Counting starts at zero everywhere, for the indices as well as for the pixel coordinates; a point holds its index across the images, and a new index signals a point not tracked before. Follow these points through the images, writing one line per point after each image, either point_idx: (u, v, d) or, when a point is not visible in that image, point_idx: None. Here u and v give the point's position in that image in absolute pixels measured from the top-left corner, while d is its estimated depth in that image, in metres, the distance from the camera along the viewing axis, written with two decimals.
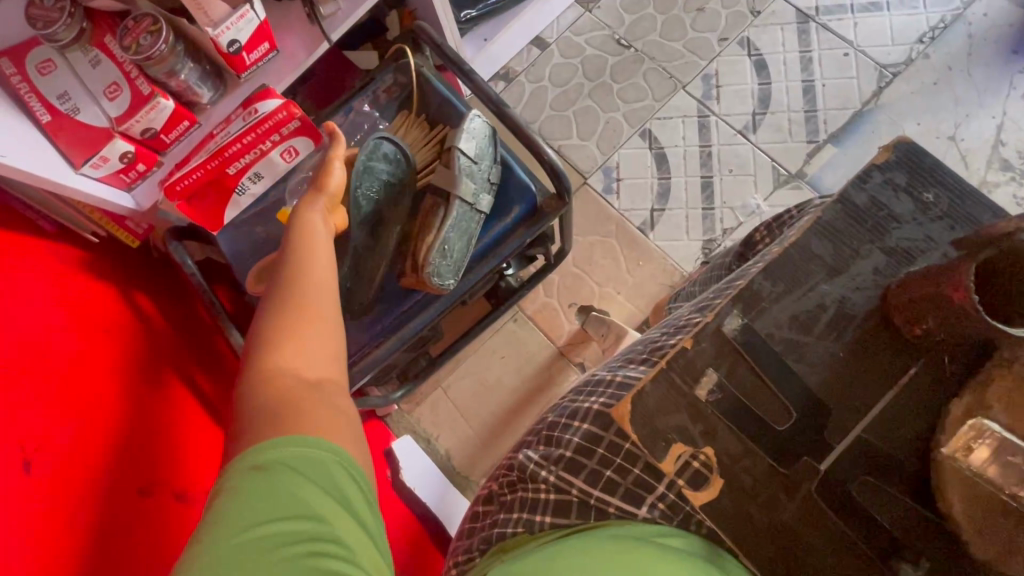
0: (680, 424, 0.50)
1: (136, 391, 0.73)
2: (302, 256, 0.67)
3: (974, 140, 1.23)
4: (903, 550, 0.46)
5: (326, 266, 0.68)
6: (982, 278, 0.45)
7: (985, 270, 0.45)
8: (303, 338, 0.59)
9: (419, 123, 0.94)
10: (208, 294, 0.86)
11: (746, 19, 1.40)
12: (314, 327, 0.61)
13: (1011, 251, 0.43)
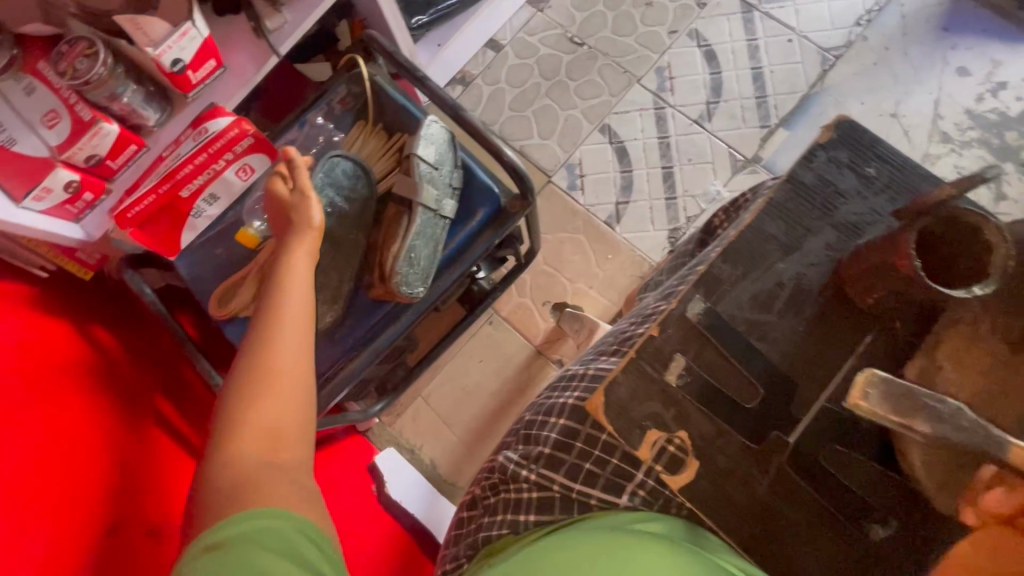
0: (653, 412, 0.50)
1: (108, 436, 0.70)
2: (273, 314, 0.65)
3: (914, 115, 1.29)
4: (873, 513, 0.48)
5: (299, 323, 0.66)
6: (924, 245, 0.48)
7: (926, 236, 0.47)
8: (271, 410, 0.58)
9: (376, 132, 0.93)
10: (167, 318, 0.83)
11: (693, 11, 1.43)
12: (283, 395, 0.59)
13: (949, 217, 0.45)
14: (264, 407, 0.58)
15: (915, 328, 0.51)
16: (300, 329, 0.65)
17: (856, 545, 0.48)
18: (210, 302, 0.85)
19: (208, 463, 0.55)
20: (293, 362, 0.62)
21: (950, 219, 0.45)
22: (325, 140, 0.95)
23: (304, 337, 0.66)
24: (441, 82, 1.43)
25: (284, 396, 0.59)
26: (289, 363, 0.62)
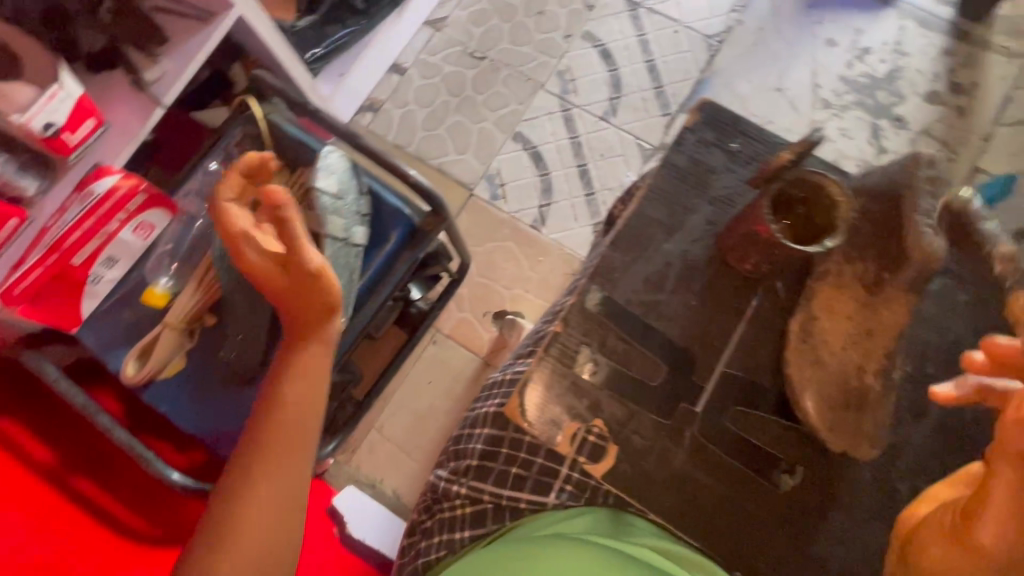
0: (566, 404, 0.52)
1: (29, 557, 0.64)
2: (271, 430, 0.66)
3: (797, 88, 1.38)
4: (780, 463, 0.51)
5: (297, 448, 0.67)
6: (783, 207, 0.52)
7: (783, 200, 0.52)
8: (252, 531, 0.62)
9: (278, 170, 0.92)
10: (90, 407, 0.76)
11: (583, 15, 1.49)
12: (268, 515, 0.63)
13: (796, 180, 0.50)
14: (244, 520, 0.62)
15: (792, 285, 0.55)
16: (297, 432, 0.67)
17: (769, 498, 0.50)
18: (123, 368, 0.81)
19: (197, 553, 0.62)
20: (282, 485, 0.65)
21: (798, 181, 0.50)
22: (223, 185, 0.93)
23: (300, 438, 0.67)
24: (349, 112, 1.43)
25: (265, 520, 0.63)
26: (280, 469, 0.65)
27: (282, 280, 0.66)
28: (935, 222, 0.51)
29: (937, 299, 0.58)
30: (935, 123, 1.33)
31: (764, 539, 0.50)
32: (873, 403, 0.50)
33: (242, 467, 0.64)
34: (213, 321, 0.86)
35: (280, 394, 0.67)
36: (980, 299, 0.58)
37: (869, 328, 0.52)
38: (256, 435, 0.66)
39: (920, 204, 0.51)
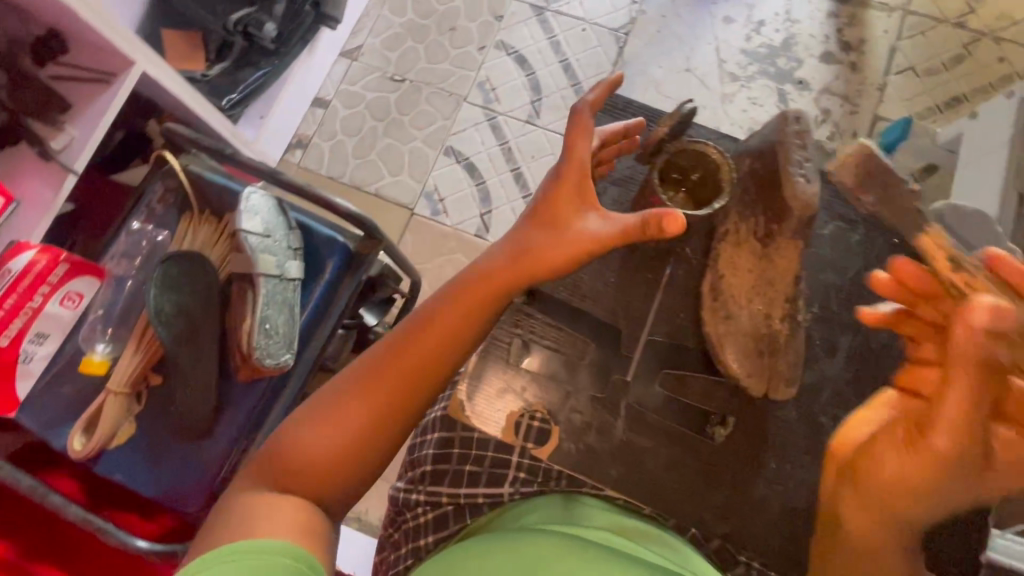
0: (504, 393, 0.55)
1: None
2: (398, 345, 0.54)
3: (704, 66, 1.45)
4: (710, 415, 0.55)
5: (419, 371, 0.53)
6: (673, 176, 0.58)
7: (672, 169, 0.57)
8: (335, 433, 0.52)
9: (205, 219, 0.90)
10: (41, 489, 0.73)
11: (493, 25, 1.54)
12: (359, 427, 0.52)
13: (679, 149, 0.56)
14: (325, 423, 0.52)
15: (701, 249, 0.58)
16: (405, 377, 0.52)
17: (704, 449, 0.54)
18: (68, 444, 0.79)
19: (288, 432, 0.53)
20: (383, 408, 0.53)
21: (681, 150, 0.56)
22: (150, 242, 0.91)
23: (433, 366, 0.53)
24: (278, 151, 1.42)
25: (354, 435, 0.52)
26: (367, 406, 0.52)
27: (586, 238, 0.52)
28: (807, 170, 0.53)
29: (834, 242, 0.63)
30: (834, 80, 1.42)
31: (701, 492, 0.54)
32: (783, 347, 0.54)
33: (359, 370, 0.54)
34: (158, 381, 0.84)
35: (428, 324, 0.53)
36: (869, 235, 0.64)
37: (769, 277, 0.55)
38: (382, 351, 0.54)
39: (790, 156, 0.53)
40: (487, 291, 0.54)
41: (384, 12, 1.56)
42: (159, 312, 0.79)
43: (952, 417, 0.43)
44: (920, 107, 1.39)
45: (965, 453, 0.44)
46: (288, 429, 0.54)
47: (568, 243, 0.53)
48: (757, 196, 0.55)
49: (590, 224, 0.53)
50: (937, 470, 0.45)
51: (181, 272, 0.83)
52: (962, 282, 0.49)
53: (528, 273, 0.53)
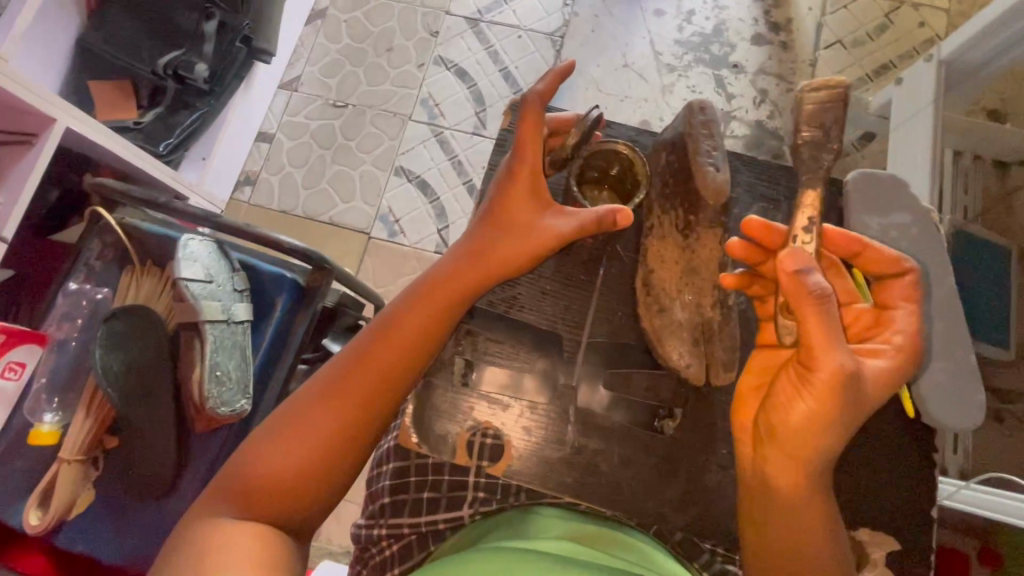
0: (453, 418, 0.57)
1: None
2: (357, 352, 0.52)
3: (641, 59, 1.47)
4: (657, 409, 0.58)
5: (376, 380, 0.51)
6: (592, 176, 0.62)
7: (590, 170, 0.62)
8: (288, 454, 0.48)
9: (147, 272, 0.88)
10: None
11: (430, 42, 1.54)
12: (315, 445, 0.48)
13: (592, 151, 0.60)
14: (295, 436, 0.48)
15: (630, 246, 0.62)
16: (379, 379, 0.51)
17: (653, 444, 0.57)
18: (24, 519, 0.77)
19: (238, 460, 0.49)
20: (341, 422, 0.49)
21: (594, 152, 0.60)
22: (91, 301, 0.88)
23: (392, 371, 0.51)
24: (225, 190, 1.40)
25: (309, 454, 0.48)
26: (338, 414, 0.49)
27: (543, 237, 0.55)
28: (717, 157, 0.56)
29: (759, 222, 0.68)
30: (767, 61, 1.45)
31: (655, 485, 0.57)
32: (719, 331, 0.56)
33: (326, 379, 0.51)
34: (114, 443, 0.82)
35: (396, 325, 0.53)
36: (793, 213, 0.68)
37: (695, 266, 0.57)
38: (348, 356, 0.52)
39: (700, 146, 0.56)
40: (449, 291, 0.54)
41: (319, 40, 1.55)
42: (107, 372, 0.77)
43: (825, 340, 0.45)
44: (851, 78, 1.43)
45: (847, 373, 0.45)
46: (249, 451, 0.49)
47: (527, 242, 0.55)
48: (677, 189, 0.58)
49: (545, 224, 0.56)
50: (834, 395, 0.45)
51: (128, 328, 0.81)
52: (801, 237, 0.52)
53: (489, 273, 0.55)
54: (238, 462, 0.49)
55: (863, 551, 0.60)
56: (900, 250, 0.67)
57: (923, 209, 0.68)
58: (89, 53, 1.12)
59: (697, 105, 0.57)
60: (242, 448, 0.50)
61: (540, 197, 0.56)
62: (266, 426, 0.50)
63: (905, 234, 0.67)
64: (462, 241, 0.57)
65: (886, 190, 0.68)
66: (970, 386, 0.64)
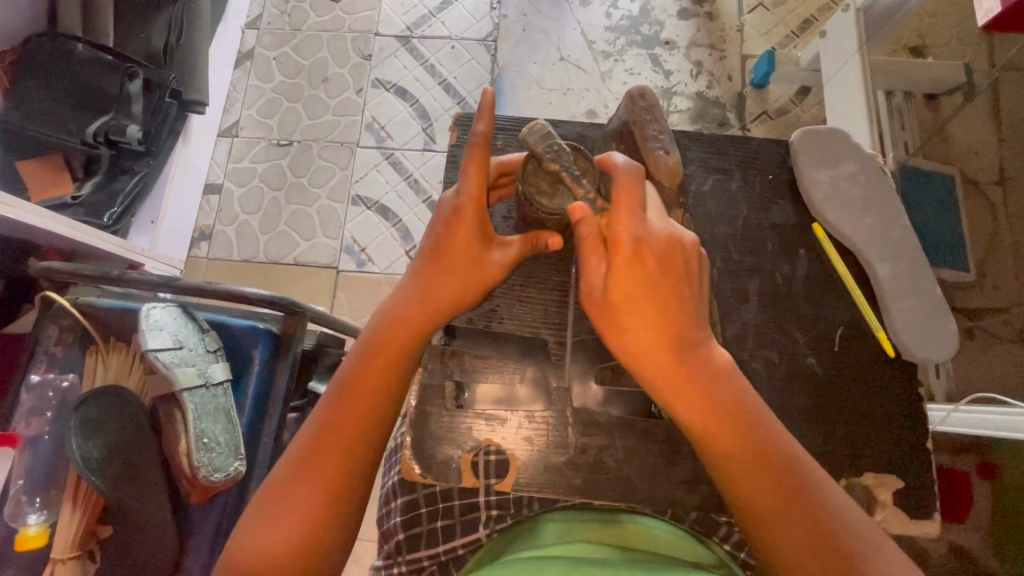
0: (454, 441, 0.56)
1: None
2: (330, 411, 0.51)
3: (576, 50, 1.48)
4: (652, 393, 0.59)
5: (349, 434, 0.50)
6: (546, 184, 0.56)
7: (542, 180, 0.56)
8: (276, 529, 0.46)
9: (114, 348, 0.85)
10: None
11: (364, 66, 1.52)
12: (303, 514, 0.47)
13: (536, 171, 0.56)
14: (287, 510, 0.47)
15: None
16: (357, 434, 0.50)
17: (656, 429, 0.58)
18: None
19: (233, 542, 0.47)
20: (324, 484, 0.48)
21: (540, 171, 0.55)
22: (59, 390, 0.84)
23: (364, 423, 0.51)
24: (180, 249, 1.36)
25: (294, 524, 0.47)
26: (326, 475, 0.49)
27: (488, 266, 0.55)
28: (665, 140, 0.57)
29: (717, 194, 0.69)
30: (697, 34, 1.48)
31: (663, 471, 0.57)
32: None
33: (303, 447, 0.50)
34: (108, 532, 0.79)
35: (362, 379, 0.52)
36: (745, 180, 0.70)
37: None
38: (322, 420, 0.51)
39: (647, 132, 0.57)
40: (410, 336, 0.53)
41: (252, 81, 1.52)
42: (87, 461, 0.74)
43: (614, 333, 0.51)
44: (778, 38, 1.48)
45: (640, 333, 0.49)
46: (238, 538, 0.47)
47: (471, 279, 0.55)
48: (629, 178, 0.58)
49: (490, 257, 0.55)
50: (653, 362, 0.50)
51: (102, 412, 0.77)
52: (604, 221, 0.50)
53: (433, 304, 0.54)
54: (239, 546, 0.47)
55: (872, 497, 0.61)
56: (855, 198, 0.68)
57: (867, 156, 0.70)
58: (12, 134, 1.06)
59: (636, 93, 0.58)
60: (235, 533, 0.48)
61: (484, 228, 0.55)
62: (254, 499, 0.49)
63: (856, 180, 0.69)
64: (419, 276, 0.55)
65: (829, 142, 0.69)
66: (939, 318, 0.66)
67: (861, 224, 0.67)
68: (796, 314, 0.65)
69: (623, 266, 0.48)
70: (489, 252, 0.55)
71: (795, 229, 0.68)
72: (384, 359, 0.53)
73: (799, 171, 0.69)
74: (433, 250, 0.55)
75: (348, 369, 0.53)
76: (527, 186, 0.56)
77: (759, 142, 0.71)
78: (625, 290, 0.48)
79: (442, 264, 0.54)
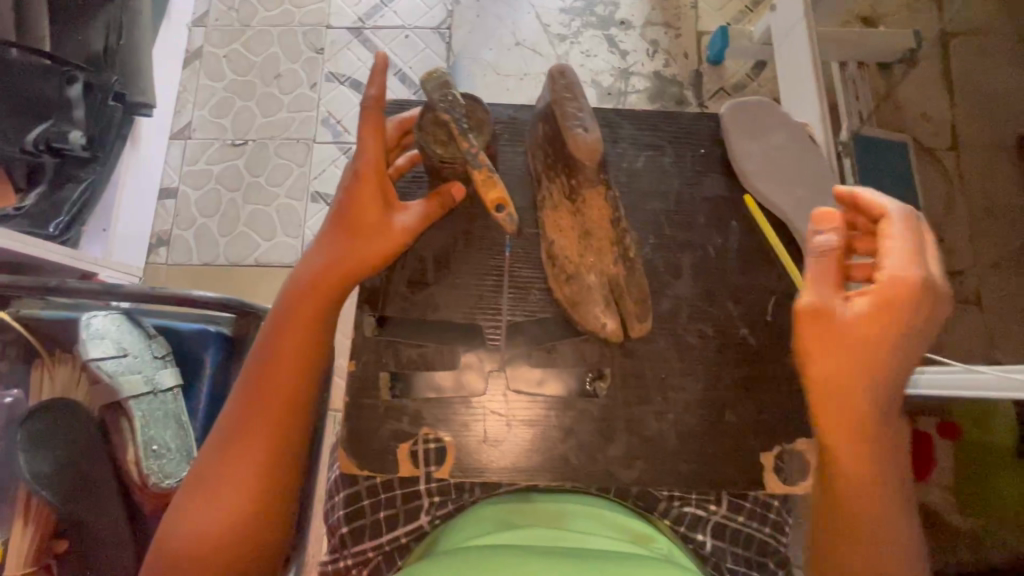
0: (393, 430, 0.57)
1: None
2: (250, 388, 0.52)
3: (531, 34, 1.47)
4: (589, 371, 0.60)
5: (272, 407, 0.51)
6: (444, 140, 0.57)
7: (441, 137, 0.57)
8: (211, 506, 0.48)
9: (61, 360, 0.83)
10: None
11: (317, 59, 1.49)
12: (237, 487, 0.49)
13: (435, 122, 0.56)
14: (219, 485, 0.49)
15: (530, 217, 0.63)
16: (282, 406, 0.51)
17: (589, 406, 0.59)
18: None
19: (169, 525, 0.49)
20: (254, 457, 0.50)
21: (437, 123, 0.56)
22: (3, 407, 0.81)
23: (287, 392, 0.52)
24: (137, 256, 1.33)
25: (228, 498, 0.49)
26: (255, 448, 0.50)
27: (397, 230, 0.56)
28: (582, 118, 0.57)
29: (650, 171, 0.69)
30: (652, 12, 1.48)
31: (600, 448, 0.58)
32: (626, 284, 0.60)
33: (229, 424, 0.51)
34: (64, 546, 0.77)
35: (279, 352, 0.52)
36: (678, 155, 0.70)
37: (589, 228, 0.60)
38: (244, 397, 0.52)
39: (566, 110, 0.57)
40: (314, 307, 0.54)
41: (202, 81, 1.49)
42: (37, 476, 0.72)
43: (820, 349, 0.50)
44: (732, 13, 1.48)
45: (852, 328, 0.49)
46: (174, 520, 0.49)
47: (382, 243, 0.55)
48: (555, 158, 0.59)
49: (396, 221, 0.56)
50: (829, 387, 0.49)
51: (53, 425, 0.75)
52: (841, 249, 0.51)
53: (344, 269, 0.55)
54: (174, 529, 0.48)
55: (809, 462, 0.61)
56: (786, 166, 0.69)
57: (795, 125, 0.71)
58: None
59: (557, 72, 0.58)
60: (170, 517, 0.50)
61: (386, 193, 0.56)
62: (187, 485, 0.50)
63: (785, 149, 0.70)
64: (323, 247, 0.55)
65: (757, 113, 0.70)
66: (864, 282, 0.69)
67: (793, 195, 0.67)
68: (731, 287, 0.65)
69: (876, 295, 0.49)
70: (396, 216, 0.56)
71: (730, 201, 0.69)
72: (299, 329, 0.53)
73: (728, 142, 0.69)
74: (337, 219, 0.55)
75: (263, 344, 0.53)
76: (422, 134, 0.56)
77: (691, 116, 0.72)
78: (871, 315, 0.49)
79: (347, 231, 0.55)
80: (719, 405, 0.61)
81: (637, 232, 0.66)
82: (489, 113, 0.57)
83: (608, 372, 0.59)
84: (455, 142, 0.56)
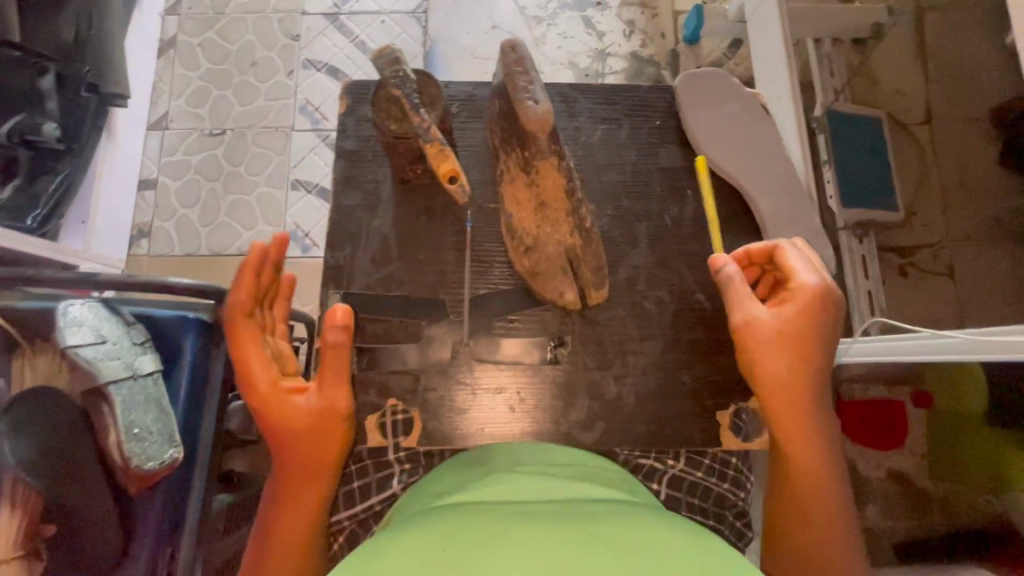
0: (364, 398, 0.62)
1: None
2: None
3: (508, 17, 1.46)
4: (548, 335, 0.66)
5: None
6: (401, 119, 0.60)
7: (398, 115, 0.60)
8: None
9: (40, 350, 0.84)
10: None
11: (293, 46, 1.49)
12: None
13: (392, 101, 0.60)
14: None
15: (489, 193, 0.68)
16: None
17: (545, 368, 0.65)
18: None
19: None
20: None
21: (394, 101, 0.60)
22: None
23: None
24: (118, 249, 1.33)
25: None
26: None
27: (305, 410, 0.56)
28: (533, 91, 0.59)
29: (606, 144, 0.73)
30: None
31: (562, 413, 0.64)
32: (583, 255, 0.63)
33: None
34: (52, 530, 0.78)
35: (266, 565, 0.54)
36: (634, 128, 0.74)
37: (544, 200, 0.63)
38: None
39: (517, 84, 0.59)
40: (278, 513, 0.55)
41: (177, 71, 1.47)
42: (21, 462, 0.73)
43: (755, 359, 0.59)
44: None
45: (782, 333, 0.58)
46: None
47: (301, 430, 0.55)
48: (510, 133, 0.63)
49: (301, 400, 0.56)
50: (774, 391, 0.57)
51: (34, 413, 0.75)
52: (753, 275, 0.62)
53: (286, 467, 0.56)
54: None
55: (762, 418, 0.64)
56: (737, 135, 0.73)
57: (746, 95, 0.74)
58: None
59: (508, 47, 0.60)
60: None
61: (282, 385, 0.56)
62: None
63: (736, 119, 0.73)
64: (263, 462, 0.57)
65: (709, 85, 0.74)
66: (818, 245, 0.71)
67: (740, 162, 0.72)
68: (685, 252, 0.70)
69: (790, 305, 0.59)
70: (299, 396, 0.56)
71: (683, 173, 0.73)
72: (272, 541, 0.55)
73: (683, 114, 0.73)
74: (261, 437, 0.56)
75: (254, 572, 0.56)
76: (376, 110, 0.60)
77: (647, 89, 0.76)
78: (789, 321, 0.58)
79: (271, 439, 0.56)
80: (673, 368, 0.66)
81: (597, 203, 0.71)
82: (441, 89, 0.62)
83: (567, 340, 0.64)
84: (407, 116, 0.59)
